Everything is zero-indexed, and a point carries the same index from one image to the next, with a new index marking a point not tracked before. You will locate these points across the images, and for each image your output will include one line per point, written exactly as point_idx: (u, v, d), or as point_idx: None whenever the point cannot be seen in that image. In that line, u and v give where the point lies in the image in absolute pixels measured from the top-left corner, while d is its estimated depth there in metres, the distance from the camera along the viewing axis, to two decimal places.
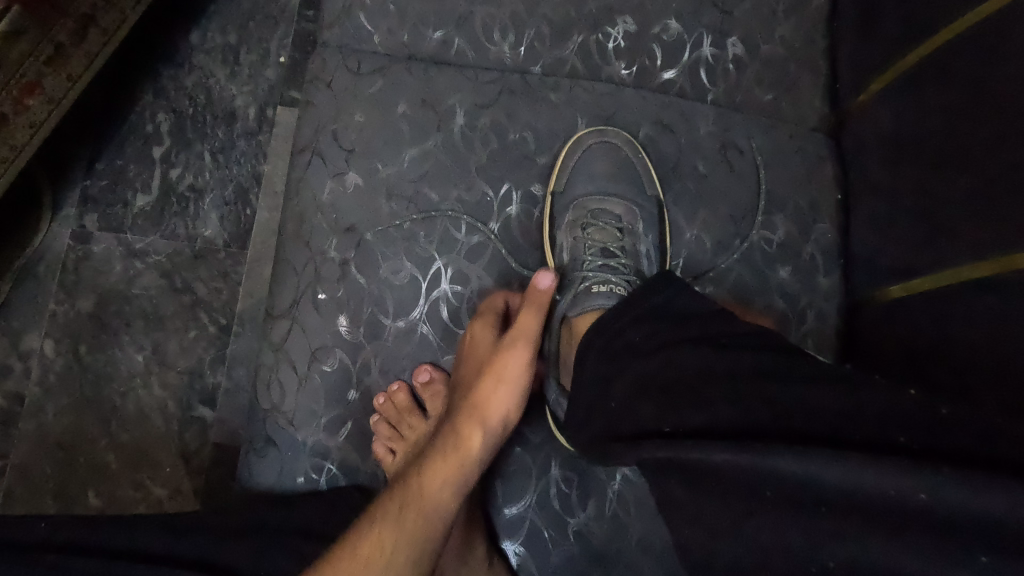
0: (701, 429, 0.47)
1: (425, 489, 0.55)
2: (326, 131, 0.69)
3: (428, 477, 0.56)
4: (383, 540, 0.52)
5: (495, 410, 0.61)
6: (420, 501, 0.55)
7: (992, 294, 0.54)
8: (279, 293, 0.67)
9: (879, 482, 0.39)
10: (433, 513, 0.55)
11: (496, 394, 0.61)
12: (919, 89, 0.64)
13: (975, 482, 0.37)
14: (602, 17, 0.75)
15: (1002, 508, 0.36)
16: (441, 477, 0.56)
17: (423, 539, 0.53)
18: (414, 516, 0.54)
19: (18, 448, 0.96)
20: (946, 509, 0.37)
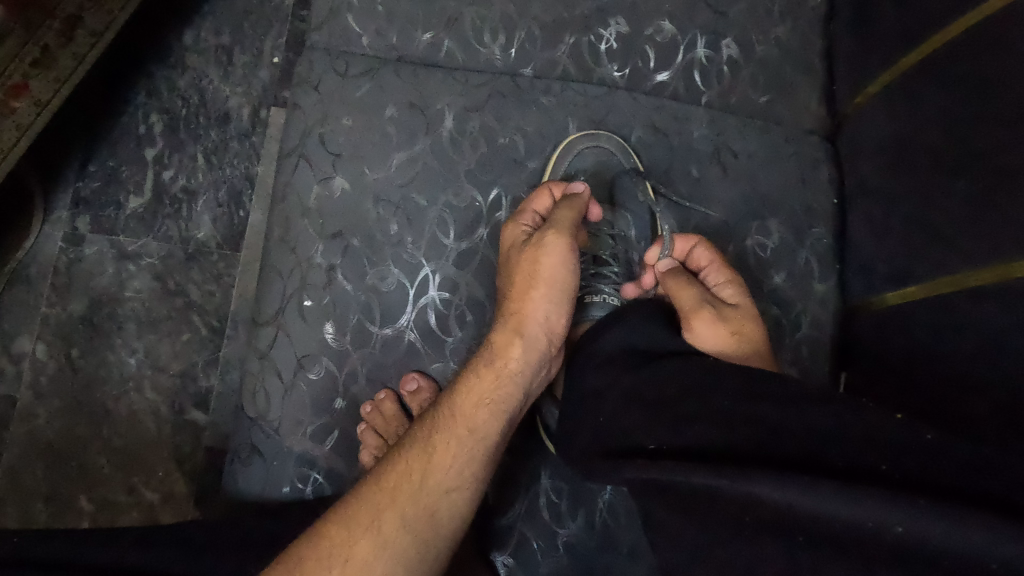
0: (683, 450, 0.46)
1: (458, 427, 0.56)
2: (313, 135, 0.68)
3: (461, 414, 0.57)
4: (414, 481, 0.53)
5: (528, 319, 0.62)
6: (451, 439, 0.55)
7: (989, 304, 0.53)
8: (265, 300, 0.66)
9: (855, 511, 0.38)
10: (466, 453, 0.55)
11: (531, 318, 0.62)
12: (917, 92, 0.63)
13: (954, 517, 0.35)
14: (595, 18, 0.73)
15: (981, 545, 0.34)
16: (474, 411, 0.57)
17: (457, 478, 0.54)
18: (445, 457, 0.55)
19: (10, 452, 0.95)
20: (922, 545, 0.36)
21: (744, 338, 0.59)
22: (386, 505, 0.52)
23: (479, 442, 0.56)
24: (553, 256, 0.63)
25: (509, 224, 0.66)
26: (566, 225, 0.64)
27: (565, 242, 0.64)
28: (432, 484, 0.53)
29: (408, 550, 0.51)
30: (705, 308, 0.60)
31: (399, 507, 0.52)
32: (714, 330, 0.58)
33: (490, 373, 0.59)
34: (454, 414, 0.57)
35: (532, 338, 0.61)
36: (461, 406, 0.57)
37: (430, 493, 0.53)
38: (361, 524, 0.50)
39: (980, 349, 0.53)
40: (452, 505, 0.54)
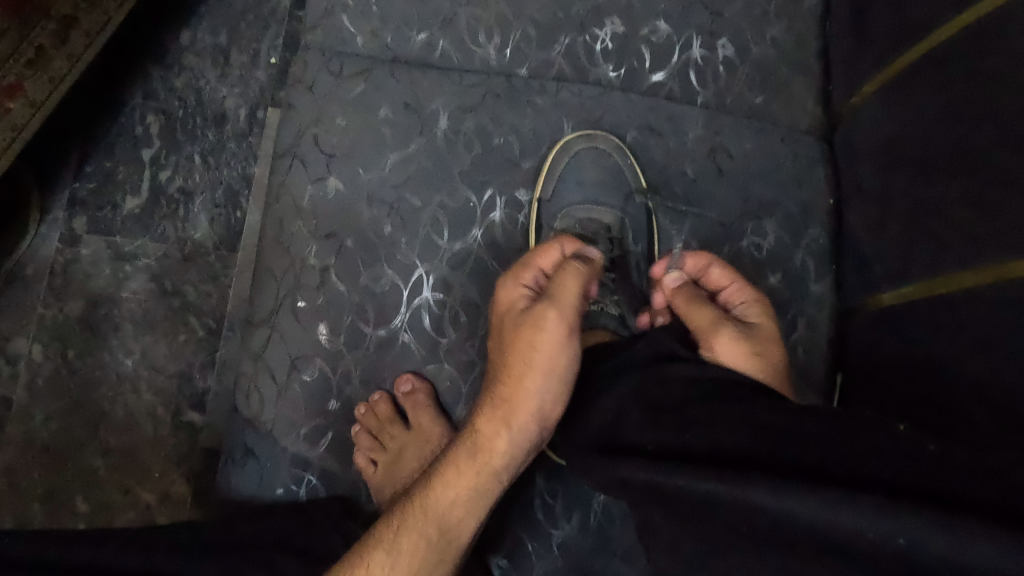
0: (681, 454, 0.46)
1: (451, 491, 0.57)
2: (307, 135, 0.68)
3: (425, 507, 0.56)
4: (414, 544, 0.55)
5: (516, 408, 0.58)
6: (445, 500, 0.57)
7: (987, 307, 0.52)
8: (258, 301, 0.65)
9: (854, 520, 0.38)
10: (459, 512, 0.57)
11: (520, 406, 0.58)
12: (912, 92, 0.63)
13: (955, 529, 0.35)
14: (590, 18, 0.73)
15: (982, 559, 0.34)
16: (467, 475, 0.57)
17: (449, 539, 0.56)
18: (439, 521, 0.56)
19: (7, 453, 0.95)
20: (923, 557, 0.36)
21: (767, 361, 0.57)
22: (389, 562, 0.54)
23: (470, 500, 0.57)
24: (547, 335, 0.59)
25: (504, 284, 0.63)
26: (563, 300, 0.61)
27: (561, 316, 0.60)
28: (428, 547, 0.55)
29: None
30: (722, 329, 0.58)
31: (400, 569, 0.54)
32: (734, 347, 0.57)
33: (478, 444, 0.58)
34: (447, 478, 0.58)
35: (519, 418, 0.58)
36: (452, 473, 0.58)
37: (429, 556, 0.55)
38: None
39: (975, 350, 0.52)
40: (444, 561, 0.56)
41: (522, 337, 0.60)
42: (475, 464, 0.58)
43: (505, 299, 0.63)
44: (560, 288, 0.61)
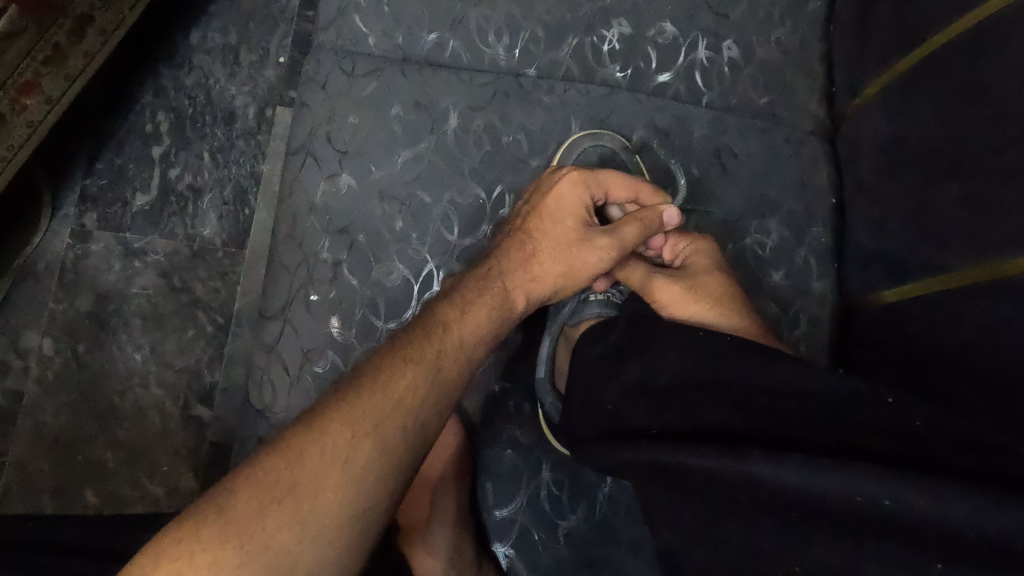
0: (683, 434, 0.48)
1: (427, 358, 0.53)
2: (320, 132, 0.69)
3: (379, 386, 0.50)
4: (377, 414, 0.49)
5: (531, 294, 0.63)
6: (407, 376, 0.52)
7: (982, 298, 0.54)
8: (271, 294, 0.67)
9: (846, 486, 0.40)
10: (424, 392, 0.52)
11: (532, 292, 0.63)
12: (914, 92, 0.64)
13: (939, 490, 0.37)
14: (597, 20, 0.75)
15: (959, 515, 0.37)
16: (460, 344, 0.56)
17: (418, 421, 0.51)
18: (404, 396, 0.51)
19: (18, 445, 0.96)
20: (907, 516, 0.38)
21: (707, 293, 0.62)
22: (348, 434, 0.47)
23: (438, 379, 0.53)
24: (597, 250, 0.63)
25: (575, 179, 0.64)
26: (627, 236, 0.63)
27: (614, 249, 0.63)
28: (391, 422, 0.49)
29: (369, 494, 0.47)
30: (655, 276, 0.64)
31: (362, 442, 0.48)
32: (679, 296, 0.62)
33: (496, 311, 0.60)
34: (426, 348, 0.54)
35: (534, 300, 0.63)
36: (428, 341, 0.54)
37: (392, 430, 0.49)
38: (323, 454, 0.47)
39: (976, 342, 0.54)
40: (409, 444, 0.50)
41: (579, 243, 0.63)
42: (466, 329, 0.57)
43: (565, 193, 0.64)
44: (629, 225, 0.63)
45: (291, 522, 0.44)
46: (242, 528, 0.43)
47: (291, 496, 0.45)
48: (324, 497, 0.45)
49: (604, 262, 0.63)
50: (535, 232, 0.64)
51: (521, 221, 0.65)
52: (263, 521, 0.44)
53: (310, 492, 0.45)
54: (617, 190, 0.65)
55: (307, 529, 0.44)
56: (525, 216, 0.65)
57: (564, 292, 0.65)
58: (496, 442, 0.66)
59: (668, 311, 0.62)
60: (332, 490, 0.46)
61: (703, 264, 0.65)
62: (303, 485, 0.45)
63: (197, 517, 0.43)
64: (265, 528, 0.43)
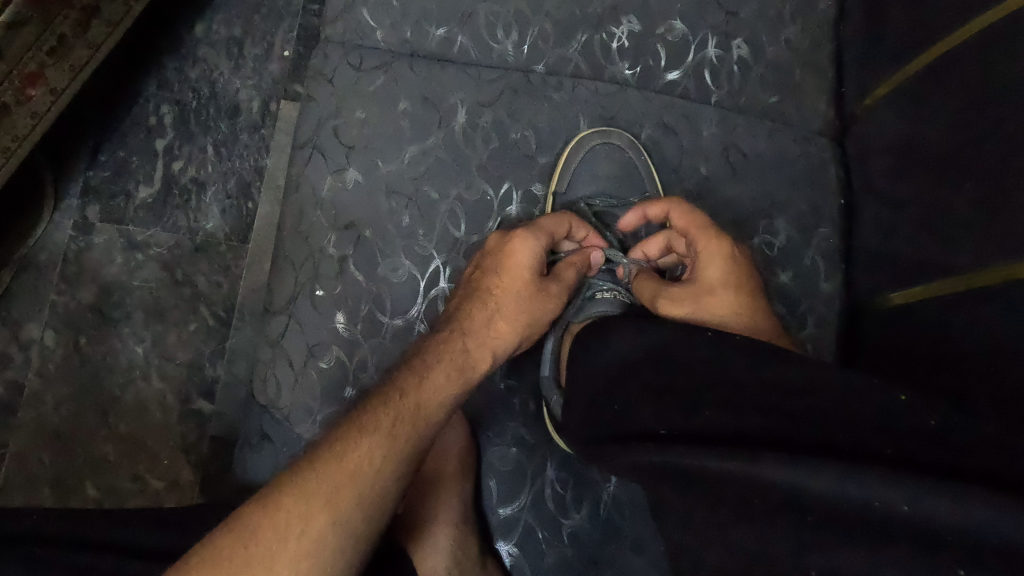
0: (696, 435, 0.47)
1: (382, 425, 0.53)
2: (327, 126, 0.69)
3: (336, 457, 0.51)
4: (330, 486, 0.49)
5: (496, 345, 0.63)
6: (361, 445, 0.52)
7: (994, 301, 0.54)
8: (276, 290, 0.66)
9: (862, 491, 0.39)
10: (381, 460, 0.52)
11: (496, 342, 0.63)
12: (926, 93, 0.64)
13: (959, 496, 0.37)
14: (607, 17, 0.74)
15: (982, 523, 0.36)
16: (417, 409, 0.55)
17: (375, 490, 0.51)
18: (358, 466, 0.51)
19: (18, 437, 0.96)
20: (928, 523, 0.37)
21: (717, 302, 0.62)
22: (300, 509, 0.48)
23: (396, 446, 0.53)
24: (553, 296, 0.67)
25: (529, 237, 0.65)
26: (569, 280, 0.68)
27: (558, 292, 0.67)
28: (345, 493, 0.50)
29: (324, 566, 0.47)
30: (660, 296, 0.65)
31: (315, 515, 0.48)
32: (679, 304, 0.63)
33: (461, 372, 0.60)
34: (380, 417, 0.54)
35: (503, 353, 0.63)
36: (384, 409, 0.54)
37: (346, 500, 0.49)
38: (277, 528, 0.47)
39: (985, 346, 0.54)
40: (366, 513, 0.50)
41: (535, 292, 0.66)
42: (425, 392, 0.56)
43: (518, 251, 0.65)
44: (569, 268, 0.69)
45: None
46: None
47: (245, 572, 0.46)
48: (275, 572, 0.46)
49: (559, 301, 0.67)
50: (491, 288, 0.64)
51: (474, 281, 0.65)
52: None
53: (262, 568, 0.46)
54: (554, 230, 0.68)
55: None
56: (480, 272, 0.65)
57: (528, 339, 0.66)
58: (500, 439, 0.66)
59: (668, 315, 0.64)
60: (286, 566, 0.46)
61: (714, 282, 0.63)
62: (255, 561, 0.46)
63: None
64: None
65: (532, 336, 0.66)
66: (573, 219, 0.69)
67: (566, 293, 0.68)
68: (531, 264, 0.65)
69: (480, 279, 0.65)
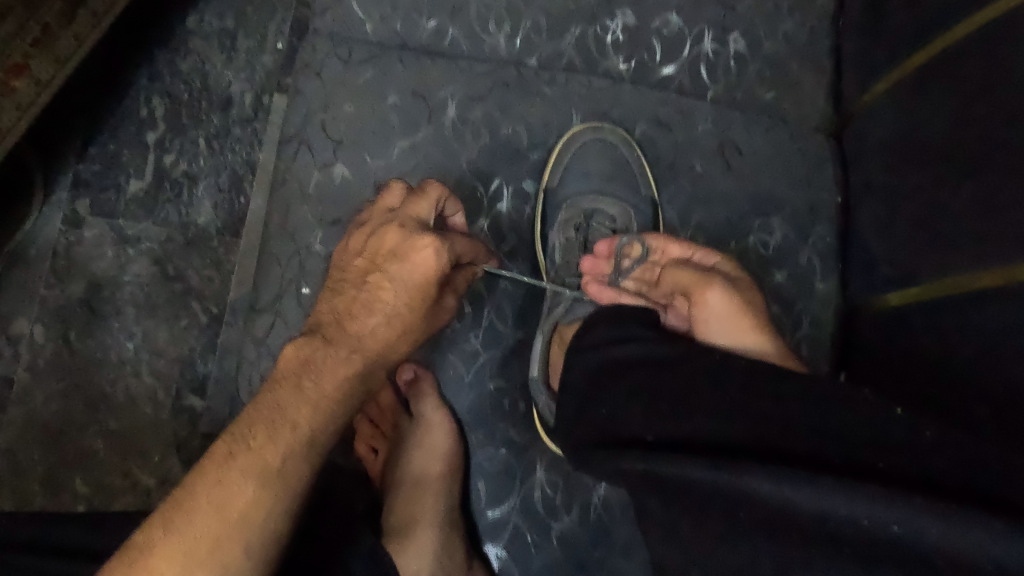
0: (682, 442, 0.46)
1: (268, 461, 0.44)
2: (315, 120, 0.67)
3: (217, 499, 0.42)
4: (212, 539, 0.41)
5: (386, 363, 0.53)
6: (247, 487, 0.43)
7: (994, 303, 0.52)
8: (262, 286, 0.65)
9: (849, 509, 0.38)
10: (268, 505, 0.43)
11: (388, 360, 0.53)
12: (926, 90, 0.62)
13: (952, 519, 0.36)
14: (602, 9, 0.73)
15: (973, 548, 0.35)
16: (294, 436, 0.45)
17: (264, 540, 0.43)
18: (242, 511, 0.42)
19: (7, 433, 0.95)
20: (916, 545, 0.36)
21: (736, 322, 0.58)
22: (175, 564, 0.41)
23: (285, 482, 0.44)
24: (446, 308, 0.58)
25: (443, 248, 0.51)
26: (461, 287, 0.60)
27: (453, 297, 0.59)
28: (226, 546, 0.42)
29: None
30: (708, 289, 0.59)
31: (194, 571, 0.41)
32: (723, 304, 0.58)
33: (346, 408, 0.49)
34: (256, 447, 0.44)
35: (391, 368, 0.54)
36: (269, 440, 0.45)
37: (230, 553, 0.42)
38: None
39: (982, 351, 0.53)
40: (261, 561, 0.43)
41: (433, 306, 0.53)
42: (317, 414, 0.47)
43: (421, 259, 0.51)
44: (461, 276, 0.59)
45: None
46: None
47: None
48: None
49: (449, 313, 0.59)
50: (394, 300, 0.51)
51: (364, 284, 0.52)
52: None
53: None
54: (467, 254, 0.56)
55: None
56: (378, 274, 0.52)
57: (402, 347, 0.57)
58: (490, 440, 0.65)
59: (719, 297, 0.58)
60: None
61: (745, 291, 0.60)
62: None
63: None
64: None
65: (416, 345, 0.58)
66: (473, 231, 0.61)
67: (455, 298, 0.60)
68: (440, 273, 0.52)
69: (377, 282, 0.51)
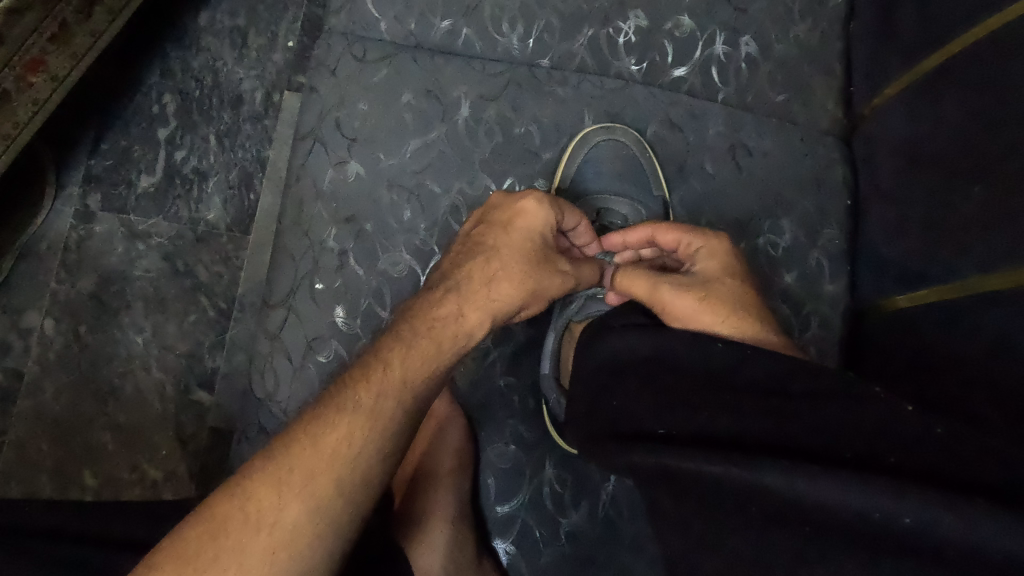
0: (692, 437, 0.47)
1: (361, 404, 0.50)
2: (329, 118, 0.68)
3: (320, 438, 0.49)
4: (308, 471, 0.47)
5: (494, 306, 0.57)
6: (341, 426, 0.49)
7: (1002, 305, 0.53)
8: (275, 282, 0.66)
9: (860, 502, 0.38)
10: (363, 439, 0.49)
11: (500, 304, 0.57)
12: (936, 95, 0.63)
13: (963, 510, 0.36)
14: (614, 11, 0.73)
15: (986, 538, 0.35)
16: (396, 382, 0.52)
17: (357, 475, 0.49)
18: (337, 447, 0.48)
19: (17, 424, 0.96)
20: (924, 534, 0.37)
21: (719, 302, 0.57)
22: (271, 498, 0.46)
23: (380, 422, 0.50)
24: (564, 275, 0.60)
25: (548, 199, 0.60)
26: (586, 271, 0.62)
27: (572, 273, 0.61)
28: (323, 479, 0.47)
29: (305, 556, 0.46)
30: (664, 283, 0.58)
31: (288, 495, 0.47)
32: (685, 301, 0.57)
33: (446, 334, 0.55)
34: (360, 391, 0.51)
35: (503, 313, 0.58)
36: (365, 384, 0.51)
37: (323, 486, 0.47)
38: (260, 513, 0.46)
39: (993, 350, 0.53)
40: (348, 496, 0.48)
41: (545, 262, 0.59)
42: (409, 362, 0.53)
43: (534, 216, 0.60)
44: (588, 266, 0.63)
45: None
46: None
47: (222, 560, 0.44)
48: (247, 566, 0.45)
49: (569, 281, 0.61)
50: (497, 242, 0.59)
51: (472, 241, 0.60)
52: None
53: (232, 562, 0.45)
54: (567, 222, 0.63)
55: None
56: (482, 228, 0.60)
57: (526, 311, 0.60)
58: (499, 437, 0.66)
59: (681, 296, 0.57)
60: (259, 557, 0.45)
61: (713, 272, 0.60)
62: (224, 555, 0.45)
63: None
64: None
65: (533, 307, 0.60)
66: (585, 219, 0.65)
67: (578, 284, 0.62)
68: (544, 230, 0.60)
69: (481, 235, 0.60)
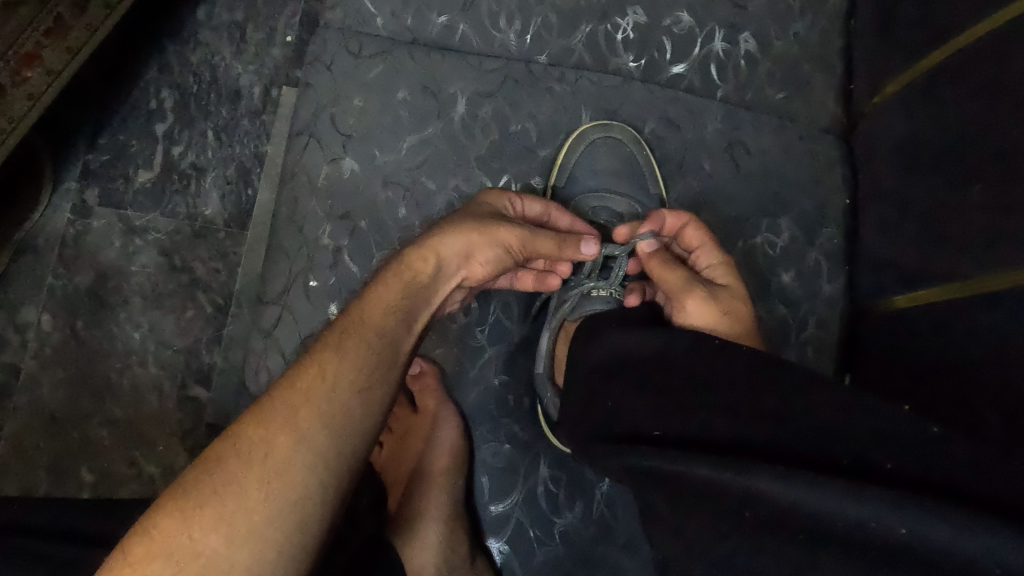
0: (688, 440, 0.46)
1: (335, 346, 0.51)
2: (324, 114, 0.68)
3: (296, 379, 0.49)
4: (289, 407, 0.47)
5: (442, 246, 0.58)
6: (316, 364, 0.50)
7: (998, 308, 0.53)
8: (270, 279, 0.65)
9: (857, 510, 0.38)
10: (335, 372, 0.49)
11: (447, 246, 0.59)
12: (935, 93, 0.62)
13: (961, 524, 0.36)
14: (612, 7, 0.72)
15: (980, 551, 0.35)
16: (363, 325, 0.53)
17: (336, 404, 0.48)
18: (311, 383, 0.49)
19: (14, 419, 0.95)
20: (922, 547, 0.37)
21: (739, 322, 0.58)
22: (258, 433, 0.46)
23: (353, 358, 0.51)
24: (516, 227, 0.61)
25: (497, 190, 0.65)
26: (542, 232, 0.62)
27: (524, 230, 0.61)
28: (304, 410, 0.47)
29: (301, 484, 0.45)
30: (694, 289, 0.59)
31: (272, 428, 0.46)
32: (704, 311, 0.58)
33: (402, 279, 0.56)
34: (329, 337, 0.52)
35: (450, 258, 0.59)
36: (341, 330, 0.53)
37: (305, 417, 0.47)
38: (247, 446, 0.46)
39: (988, 355, 0.53)
40: (333, 427, 0.47)
41: (491, 216, 0.61)
42: (380, 309, 0.55)
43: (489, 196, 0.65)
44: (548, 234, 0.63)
45: (218, 525, 0.43)
46: (169, 540, 0.42)
47: (217, 494, 0.44)
48: (246, 495, 0.44)
49: (522, 237, 0.61)
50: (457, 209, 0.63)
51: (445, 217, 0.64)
52: (186, 530, 0.43)
53: (230, 494, 0.44)
54: (530, 209, 0.66)
55: (236, 531, 0.43)
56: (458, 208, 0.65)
57: (476, 261, 0.60)
58: (494, 436, 0.66)
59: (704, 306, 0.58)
60: (254, 487, 0.44)
61: (739, 292, 0.60)
62: (222, 489, 0.44)
63: (131, 542, 0.43)
64: (192, 537, 0.42)
65: (484, 256, 0.60)
66: (554, 205, 0.67)
67: (533, 245, 0.61)
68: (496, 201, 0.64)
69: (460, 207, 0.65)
